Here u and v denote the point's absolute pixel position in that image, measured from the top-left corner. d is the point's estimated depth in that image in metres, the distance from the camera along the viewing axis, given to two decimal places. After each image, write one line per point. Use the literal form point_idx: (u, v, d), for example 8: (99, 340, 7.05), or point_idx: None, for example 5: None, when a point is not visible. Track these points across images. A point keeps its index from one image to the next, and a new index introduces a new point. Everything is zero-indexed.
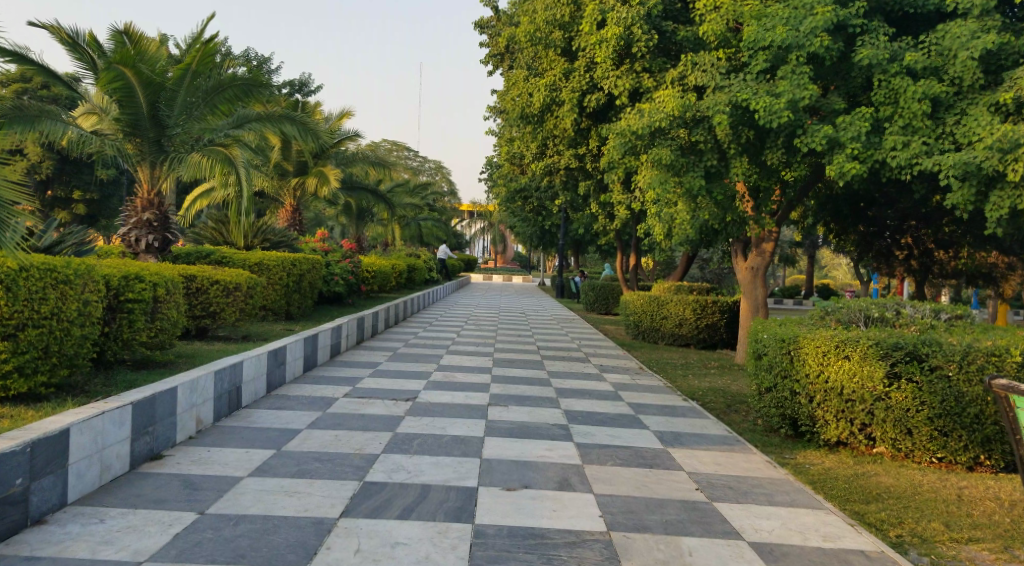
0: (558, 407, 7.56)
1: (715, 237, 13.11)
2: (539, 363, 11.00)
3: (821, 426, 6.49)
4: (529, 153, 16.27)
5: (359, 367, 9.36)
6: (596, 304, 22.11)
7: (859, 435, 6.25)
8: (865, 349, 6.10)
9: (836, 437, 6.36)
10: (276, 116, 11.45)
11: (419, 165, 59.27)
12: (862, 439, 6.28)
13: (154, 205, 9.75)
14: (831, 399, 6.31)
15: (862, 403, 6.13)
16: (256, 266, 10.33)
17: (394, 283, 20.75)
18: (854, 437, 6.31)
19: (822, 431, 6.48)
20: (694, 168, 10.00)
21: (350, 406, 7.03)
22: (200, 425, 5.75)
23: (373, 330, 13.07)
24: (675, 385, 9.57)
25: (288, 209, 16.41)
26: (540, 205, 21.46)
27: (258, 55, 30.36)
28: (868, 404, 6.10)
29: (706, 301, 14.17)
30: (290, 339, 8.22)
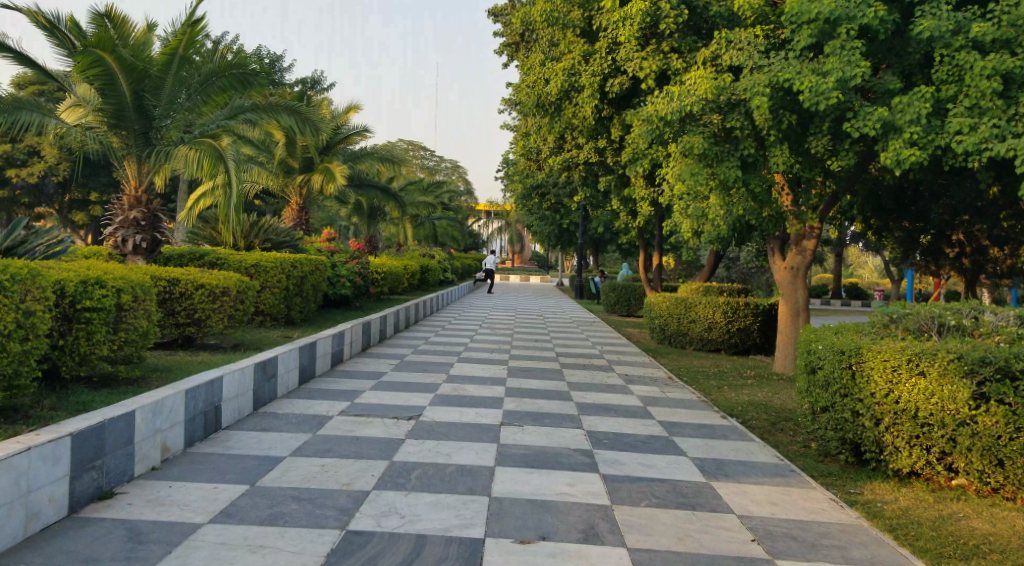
0: (580, 427, 6.66)
1: (749, 233, 12.15)
2: (559, 372, 10.11)
3: (889, 454, 5.54)
4: (548, 147, 15.49)
5: (362, 379, 8.52)
6: (618, 305, 21.17)
7: (937, 465, 5.29)
8: (944, 364, 5.16)
9: (908, 467, 5.40)
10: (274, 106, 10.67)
11: (436, 164, 58.80)
12: (940, 470, 5.31)
13: (142, 202, 8.86)
14: (903, 423, 5.36)
15: (941, 428, 5.18)
16: (251, 268, 9.57)
17: (407, 285, 19.96)
18: (931, 467, 5.34)
19: (890, 460, 5.52)
20: (729, 158, 8.99)
21: (344, 426, 6.17)
22: (167, 454, 4.79)
23: (381, 335, 12.25)
24: (711, 398, 8.64)
25: (293, 207, 15.57)
26: (558, 202, 20.46)
27: (269, 53, 29.76)
28: (949, 430, 5.15)
29: (738, 303, 13.21)
30: (282, 349, 7.38)
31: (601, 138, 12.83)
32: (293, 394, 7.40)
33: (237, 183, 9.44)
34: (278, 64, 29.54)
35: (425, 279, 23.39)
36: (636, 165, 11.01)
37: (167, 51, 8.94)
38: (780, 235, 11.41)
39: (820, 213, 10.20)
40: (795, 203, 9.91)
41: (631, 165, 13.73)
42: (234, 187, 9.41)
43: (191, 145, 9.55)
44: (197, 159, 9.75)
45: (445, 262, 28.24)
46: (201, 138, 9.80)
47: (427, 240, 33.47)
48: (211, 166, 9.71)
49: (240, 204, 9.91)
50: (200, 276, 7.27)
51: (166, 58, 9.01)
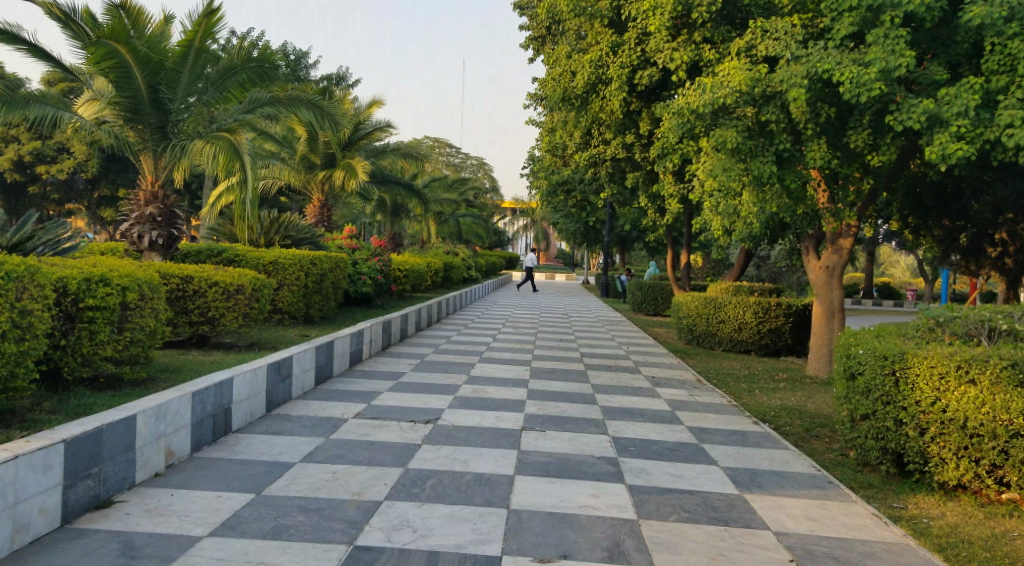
0: (605, 433, 6.37)
1: (782, 231, 11.76)
2: (583, 373, 9.82)
3: (934, 466, 5.16)
4: (575, 142, 15.22)
5: (381, 379, 8.30)
6: (645, 304, 20.79)
7: (988, 479, 4.94)
8: (998, 372, 4.86)
9: (955, 480, 5.02)
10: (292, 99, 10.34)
11: (462, 161, 58.69)
12: (990, 484, 4.95)
13: (158, 198, 8.91)
14: (951, 432, 5.02)
15: (992, 439, 4.84)
16: (269, 266, 9.40)
17: (430, 283, 19.78)
18: (980, 480, 4.98)
19: (935, 473, 5.14)
20: (763, 152, 8.63)
21: (359, 429, 5.94)
22: (170, 459, 4.70)
23: (403, 333, 12.04)
24: (743, 402, 8.28)
25: (315, 204, 15.42)
26: (584, 200, 20.10)
27: (295, 49, 29.75)
28: (1001, 441, 4.81)
29: (770, 303, 12.80)
30: (297, 349, 7.18)
31: (628, 131, 12.47)
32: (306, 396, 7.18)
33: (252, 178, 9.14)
34: (304, 61, 29.52)
35: (449, 277, 23.18)
36: (665, 160, 10.66)
37: (183, 43, 8.75)
38: (815, 233, 11.02)
39: (858, 208, 9.77)
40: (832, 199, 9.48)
41: (660, 160, 13.33)
42: (248, 183, 9.14)
43: (207, 141, 9.14)
44: (213, 155, 9.28)
45: (470, 259, 28.02)
46: (218, 132, 9.38)
47: (451, 237, 33.27)
48: (226, 162, 9.22)
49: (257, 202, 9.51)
50: (215, 273, 7.11)
51: (183, 51, 8.85)
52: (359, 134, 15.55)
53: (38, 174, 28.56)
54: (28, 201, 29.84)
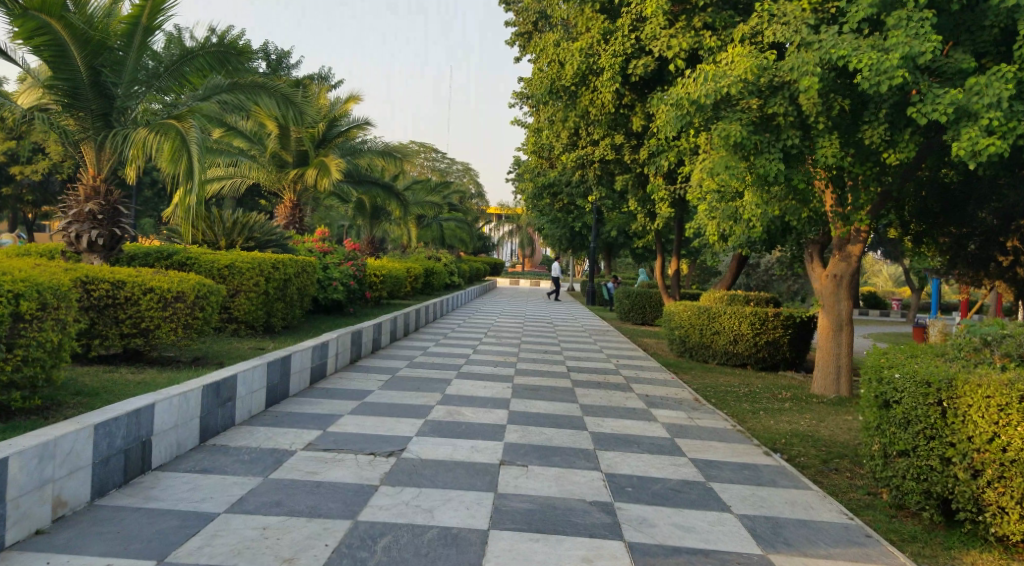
0: (596, 468, 5.48)
1: (784, 236, 11.13)
2: (570, 391, 8.93)
3: (989, 515, 4.29)
4: (561, 143, 14.49)
5: (344, 399, 7.36)
6: (632, 312, 19.96)
7: None
8: None
9: (1015, 534, 4.15)
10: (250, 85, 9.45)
11: (447, 166, 57.80)
12: None
13: (100, 193, 7.89)
14: (1013, 477, 4.15)
15: None
16: (223, 269, 8.52)
17: (409, 289, 18.86)
18: None
19: (992, 524, 4.26)
20: (768, 148, 7.79)
21: (307, 465, 5.02)
22: (63, 509, 3.76)
23: (375, 344, 11.14)
24: (750, 427, 7.49)
25: (287, 205, 14.46)
26: (571, 203, 19.18)
27: (275, 48, 28.75)
28: None
29: (767, 314, 12.06)
30: (242, 366, 6.21)
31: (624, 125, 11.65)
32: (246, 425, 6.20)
33: (198, 167, 8.35)
34: (284, 60, 28.48)
35: (429, 283, 22.24)
36: (663, 157, 10.00)
37: (126, 19, 7.93)
38: (820, 238, 10.26)
39: (870, 210, 8.87)
40: (840, 200, 8.64)
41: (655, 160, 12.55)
42: (195, 175, 8.37)
43: (151, 129, 8.23)
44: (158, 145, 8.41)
45: (452, 265, 27.12)
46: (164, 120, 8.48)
47: (433, 241, 32.32)
48: (173, 153, 8.35)
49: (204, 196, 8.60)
50: (149, 278, 6.20)
51: (127, 27, 8.02)
52: (334, 131, 14.65)
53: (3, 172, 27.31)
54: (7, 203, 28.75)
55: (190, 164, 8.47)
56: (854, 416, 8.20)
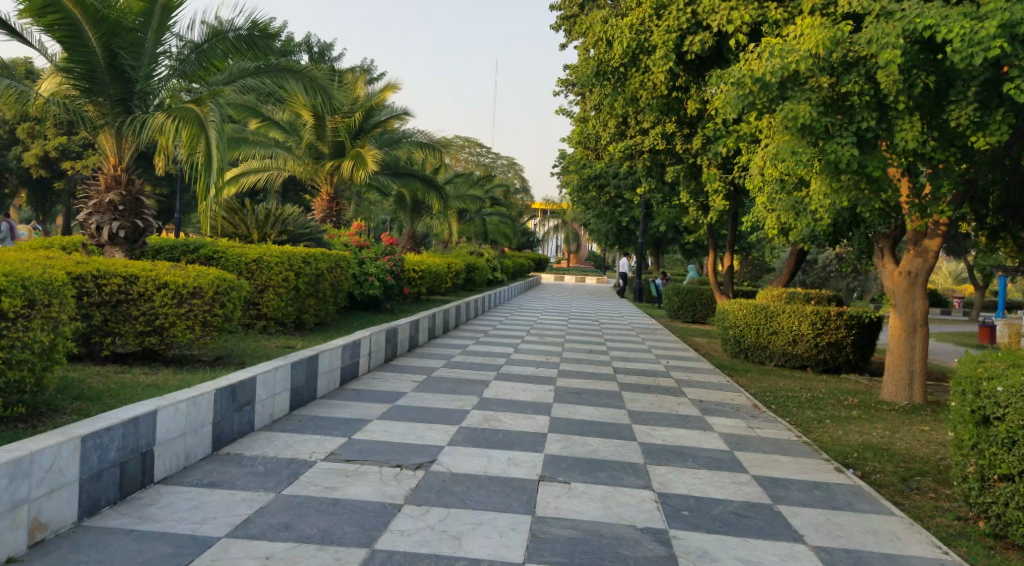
0: (648, 487, 4.87)
1: (851, 228, 10.35)
2: (616, 395, 8.30)
3: None
4: (608, 133, 13.91)
5: (373, 403, 6.88)
6: (681, 310, 19.20)
7: None
8: None
9: None
10: (278, 69, 9.11)
11: (492, 161, 57.41)
12: None
13: (121, 183, 7.70)
14: None
15: None
16: (252, 263, 8.13)
17: (450, 285, 18.44)
18: None
19: None
20: (840, 132, 7.14)
21: (325, 479, 4.53)
22: (44, 532, 3.35)
23: (412, 342, 10.70)
24: (818, 441, 6.80)
25: (324, 197, 14.12)
26: (618, 197, 18.45)
27: (319, 41, 28.64)
28: None
29: (830, 313, 11.24)
30: (264, 367, 5.75)
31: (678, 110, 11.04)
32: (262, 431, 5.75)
33: (218, 157, 7.84)
34: (327, 53, 28.35)
35: (471, 279, 21.77)
36: (720, 142, 9.47)
37: None
38: (891, 232, 9.45)
39: (951, 199, 8.07)
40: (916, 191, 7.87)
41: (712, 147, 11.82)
42: (213, 164, 7.78)
43: (167, 113, 7.81)
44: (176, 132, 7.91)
45: (494, 260, 26.63)
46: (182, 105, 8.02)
47: (477, 236, 31.87)
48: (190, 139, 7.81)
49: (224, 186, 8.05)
50: (164, 273, 5.85)
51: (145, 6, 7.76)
52: (371, 121, 14.21)
53: (58, 168, 27.78)
54: (57, 196, 29.39)
55: (210, 152, 7.91)
56: (932, 427, 7.47)
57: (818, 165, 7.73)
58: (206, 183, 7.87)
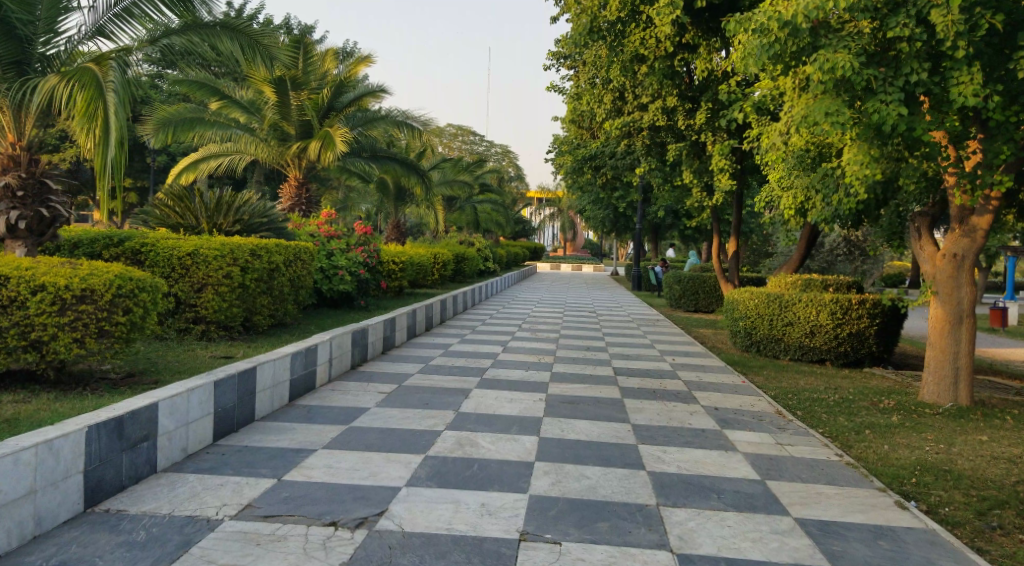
0: (665, 549, 3.67)
1: (889, 202, 9.17)
2: (617, 405, 7.07)
3: None
4: (603, 109, 12.72)
5: (324, 425, 5.67)
6: (682, 299, 17.98)
7: None
8: None
9: None
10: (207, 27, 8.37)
11: (486, 150, 56.07)
12: None
13: (19, 164, 6.48)
14: None
15: None
16: (186, 257, 7.04)
17: (437, 277, 17.23)
18: None
19: None
20: (883, 87, 5.96)
21: (223, 554, 3.32)
22: None
23: (386, 343, 9.49)
24: (864, 460, 5.53)
25: (292, 183, 13.00)
26: (614, 180, 17.15)
27: (300, 24, 27.31)
28: None
29: (851, 300, 10.07)
30: (175, 389, 4.60)
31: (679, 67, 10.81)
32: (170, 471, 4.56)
33: (115, 129, 6.75)
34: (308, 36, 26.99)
35: (460, 270, 20.54)
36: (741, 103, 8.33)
37: None
38: (930, 210, 8.21)
39: (1003, 168, 6.83)
40: (957, 156, 6.73)
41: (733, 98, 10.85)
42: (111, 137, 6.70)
43: (61, 75, 6.73)
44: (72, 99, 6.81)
45: (486, 250, 25.32)
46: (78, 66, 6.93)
47: (469, 226, 30.43)
48: (85, 106, 6.70)
49: (122, 163, 6.92)
50: (43, 273, 4.76)
51: None
52: (343, 99, 12.89)
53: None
54: None
55: (107, 122, 6.78)
56: (989, 436, 6.29)
57: (857, 131, 6.42)
58: (102, 155, 6.74)
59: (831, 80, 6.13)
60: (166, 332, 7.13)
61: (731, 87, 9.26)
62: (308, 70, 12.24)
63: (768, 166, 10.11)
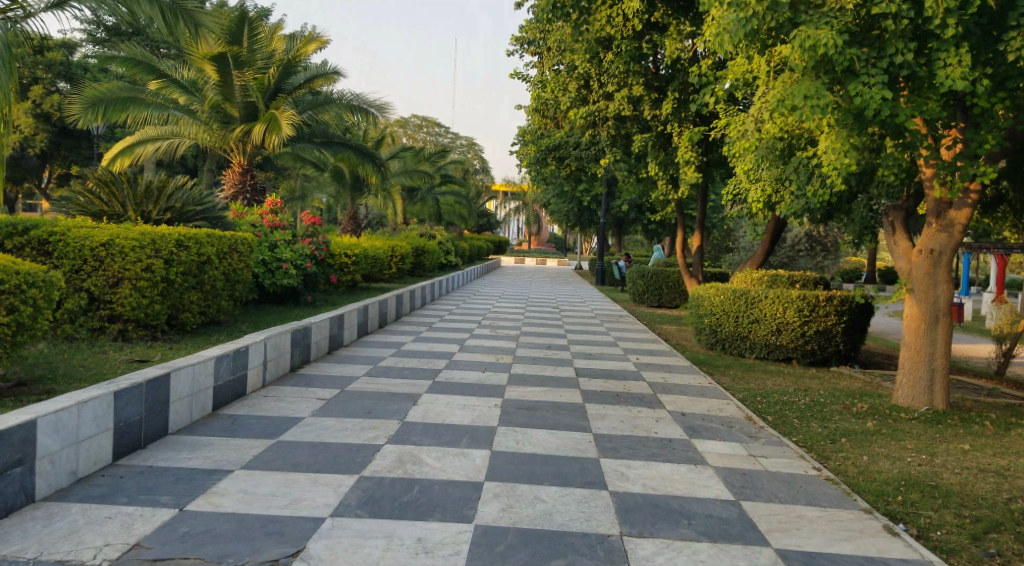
0: None
1: (863, 194, 8.74)
2: (578, 411, 6.54)
3: None
4: (566, 96, 12.19)
5: (246, 439, 5.07)
6: (647, 294, 17.57)
7: None
8: None
9: None
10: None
11: (451, 141, 55.30)
12: None
13: None
14: None
15: None
16: (102, 247, 6.31)
17: (394, 271, 16.56)
18: None
19: None
20: (866, 68, 5.49)
21: None
22: None
23: (331, 341, 8.82)
24: (844, 476, 4.97)
25: (236, 170, 12.31)
26: (578, 171, 16.54)
27: (257, 6, 26.41)
28: None
29: (818, 297, 9.67)
30: (59, 404, 4.02)
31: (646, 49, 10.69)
32: (58, 498, 3.90)
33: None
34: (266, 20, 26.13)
35: (420, 262, 19.85)
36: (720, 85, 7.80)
37: None
38: (903, 203, 7.77)
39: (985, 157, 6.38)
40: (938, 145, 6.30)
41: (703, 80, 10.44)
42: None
43: None
44: None
45: (449, 243, 24.63)
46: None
47: (431, 218, 29.76)
48: None
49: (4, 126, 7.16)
50: None
51: None
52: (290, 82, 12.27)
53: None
54: None
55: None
56: (970, 444, 5.86)
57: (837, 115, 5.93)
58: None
59: (812, 59, 5.64)
60: (76, 333, 6.41)
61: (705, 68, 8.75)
62: (253, 48, 11.50)
63: (734, 157, 9.71)
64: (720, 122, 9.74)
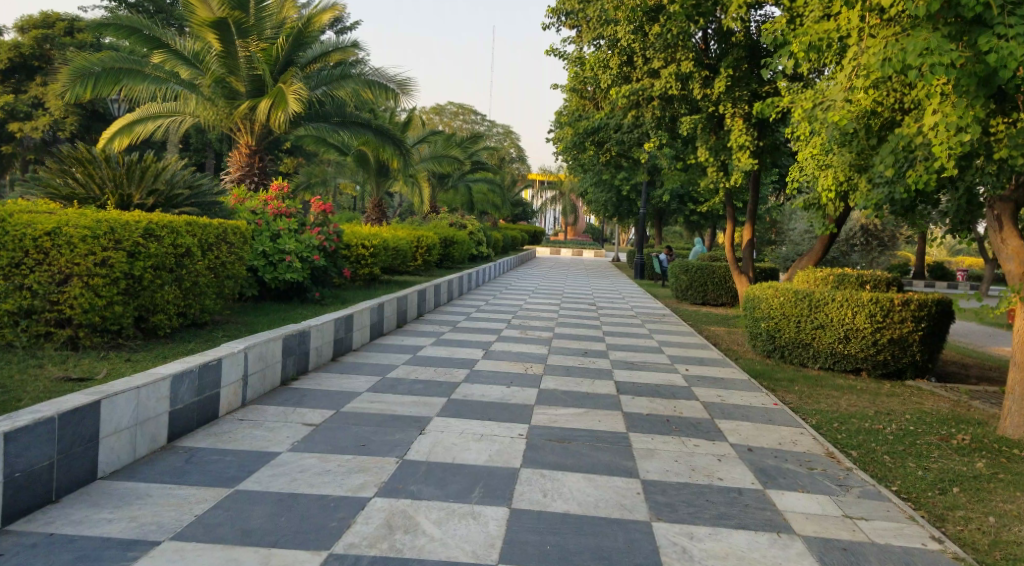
0: None
1: (957, 187, 7.61)
2: (618, 444, 5.31)
3: None
4: (605, 74, 10.93)
5: (194, 490, 3.75)
6: (689, 290, 16.26)
7: None
8: None
9: None
10: None
11: (487, 129, 54.18)
12: None
13: None
14: None
15: None
16: (47, 240, 5.27)
17: (419, 263, 15.46)
18: None
19: None
20: (1001, 17, 4.56)
21: None
22: None
23: (337, 345, 7.74)
24: (974, 550, 3.90)
25: (242, 154, 11.32)
26: (617, 159, 15.22)
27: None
28: None
29: (891, 300, 8.33)
30: None
31: (700, 9, 9.58)
32: None
33: None
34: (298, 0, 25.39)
35: (446, 254, 18.81)
36: (790, 55, 6.79)
37: None
38: (1011, 195, 6.58)
39: None
40: None
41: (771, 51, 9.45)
42: None
43: None
44: None
45: (480, 233, 23.55)
46: None
47: (463, 205, 28.63)
48: None
49: None
50: None
51: None
52: (302, 50, 11.33)
53: None
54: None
55: None
56: None
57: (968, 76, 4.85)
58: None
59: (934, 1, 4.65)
60: (15, 340, 5.34)
61: (781, 27, 7.41)
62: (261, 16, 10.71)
63: (799, 139, 8.50)
64: (784, 91, 8.65)
